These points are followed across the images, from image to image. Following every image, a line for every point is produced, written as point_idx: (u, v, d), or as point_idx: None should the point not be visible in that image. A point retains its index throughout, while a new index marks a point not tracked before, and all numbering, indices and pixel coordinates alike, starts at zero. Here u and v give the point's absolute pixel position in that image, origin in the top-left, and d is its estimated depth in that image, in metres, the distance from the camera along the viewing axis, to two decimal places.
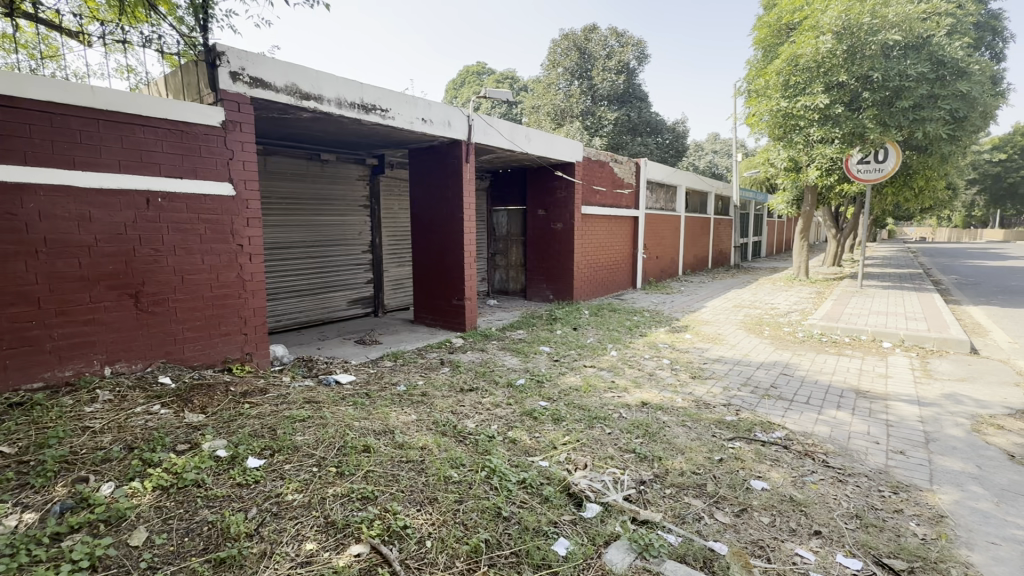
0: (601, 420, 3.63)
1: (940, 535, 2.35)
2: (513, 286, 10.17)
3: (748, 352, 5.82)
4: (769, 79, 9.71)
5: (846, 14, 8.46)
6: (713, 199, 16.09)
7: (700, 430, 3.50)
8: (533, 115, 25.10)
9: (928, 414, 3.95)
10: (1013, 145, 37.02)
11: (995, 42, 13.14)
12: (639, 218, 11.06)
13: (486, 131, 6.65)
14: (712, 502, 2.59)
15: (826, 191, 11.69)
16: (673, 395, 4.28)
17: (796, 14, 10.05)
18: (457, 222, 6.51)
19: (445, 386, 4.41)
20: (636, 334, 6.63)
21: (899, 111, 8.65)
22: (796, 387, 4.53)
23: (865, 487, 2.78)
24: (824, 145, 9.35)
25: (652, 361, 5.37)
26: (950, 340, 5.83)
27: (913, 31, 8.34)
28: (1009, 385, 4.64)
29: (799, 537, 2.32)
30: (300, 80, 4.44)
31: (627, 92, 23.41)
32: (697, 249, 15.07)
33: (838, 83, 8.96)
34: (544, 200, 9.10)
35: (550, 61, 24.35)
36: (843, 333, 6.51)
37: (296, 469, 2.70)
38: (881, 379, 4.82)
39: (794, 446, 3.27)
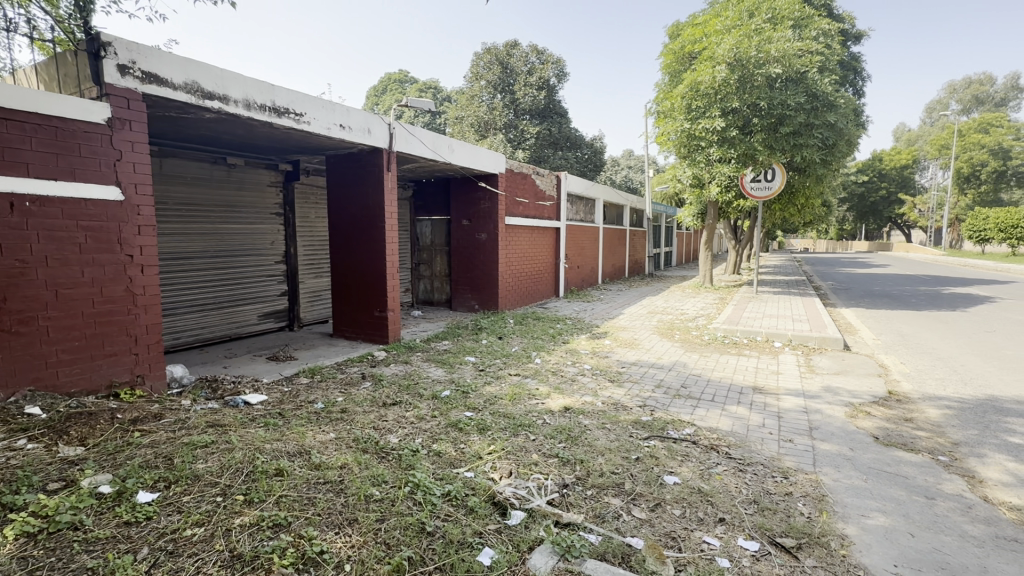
0: (525, 427, 3.69)
1: (822, 512, 2.65)
2: (437, 296, 10.05)
3: (661, 355, 6.20)
4: (674, 101, 10.54)
5: (737, 48, 9.42)
6: (628, 212, 17.05)
7: (618, 432, 3.66)
8: (457, 126, 25.23)
9: (812, 404, 4.44)
10: (873, 168, 43.01)
11: (856, 80, 15.36)
12: (560, 229, 11.44)
13: (408, 141, 6.56)
14: (629, 499, 2.72)
15: (726, 206, 12.86)
16: (594, 399, 4.45)
17: (696, 44, 11.01)
18: (379, 232, 6.34)
19: (366, 401, 4.25)
20: (559, 342, 6.83)
21: (782, 136, 9.76)
22: (703, 386, 4.91)
23: (761, 475, 3.05)
24: (722, 164, 10.35)
25: (574, 367, 5.56)
26: (828, 339, 6.63)
27: (792, 66, 9.38)
28: (874, 376, 5.36)
29: (706, 526, 2.50)
30: (202, 78, 4.12)
31: (548, 106, 24.24)
32: (614, 259, 15.85)
33: (732, 109, 9.91)
34: (467, 211, 9.13)
35: (472, 73, 24.65)
36: (742, 335, 7.15)
37: (196, 500, 2.47)
38: (774, 375, 5.37)
39: (701, 442, 3.52)
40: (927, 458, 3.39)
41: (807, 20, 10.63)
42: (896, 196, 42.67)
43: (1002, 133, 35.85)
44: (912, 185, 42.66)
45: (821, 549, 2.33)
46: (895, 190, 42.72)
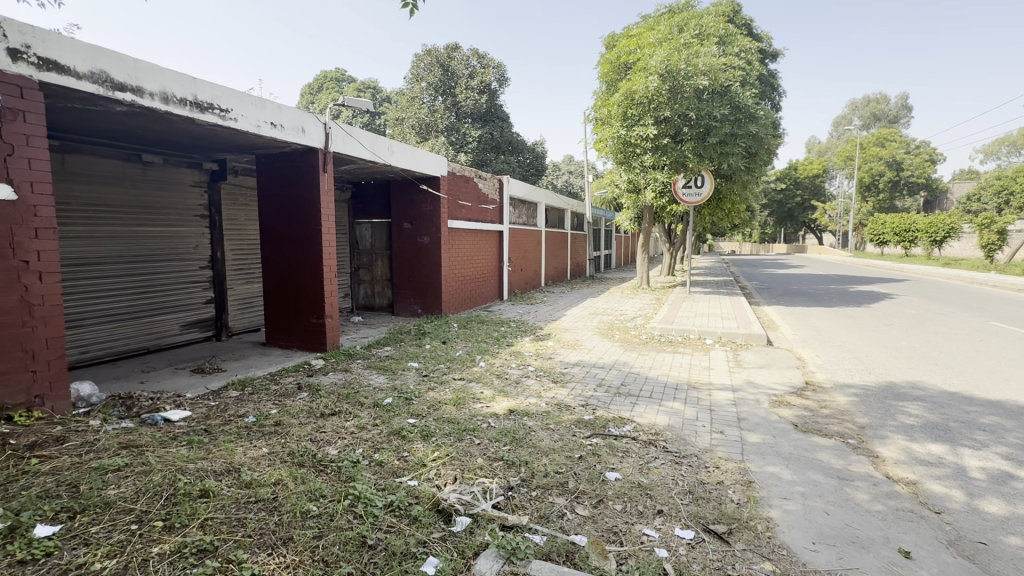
0: (470, 431, 3.66)
1: (749, 498, 2.82)
2: (378, 301, 9.78)
3: (602, 355, 6.38)
4: (611, 109, 10.91)
5: (668, 60, 9.90)
6: (569, 216, 17.44)
7: (561, 432, 3.73)
8: (397, 127, 24.78)
9: (739, 397, 4.74)
10: (790, 177, 46.64)
11: (774, 95, 16.65)
12: (503, 233, 11.50)
13: (345, 141, 6.35)
14: (573, 498, 2.77)
15: (661, 211, 13.48)
16: (538, 400, 4.50)
17: (631, 55, 11.48)
18: (314, 235, 6.08)
19: (303, 412, 4.05)
20: (503, 345, 6.85)
21: (709, 145, 10.39)
22: (641, 384, 5.10)
23: (695, 466, 3.21)
24: (656, 171, 10.85)
25: (519, 369, 5.61)
26: (753, 335, 7.11)
27: (718, 80, 10.01)
28: (793, 368, 5.80)
29: (645, 518, 2.59)
30: (111, 68, 3.77)
31: (490, 110, 24.38)
32: (557, 262, 16.16)
33: (664, 118, 10.41)
34: (409, 214, 8.97)
35: (412, 74, 24.37)
36: (677, 333, 7.52)
37: (107, 530, 2.24)
38: (706, 371, 5.68)
39: (641, 437, 3.65)
40: (838, 442, 3.71)
41: (730, 38, 11.37)
42: (810, 203, 46.62)
43: (894, 147, 40.19)
44: (823, 192, 46.77)
45: (749, 532, 2.48)
46: (808, 197, 46.68)
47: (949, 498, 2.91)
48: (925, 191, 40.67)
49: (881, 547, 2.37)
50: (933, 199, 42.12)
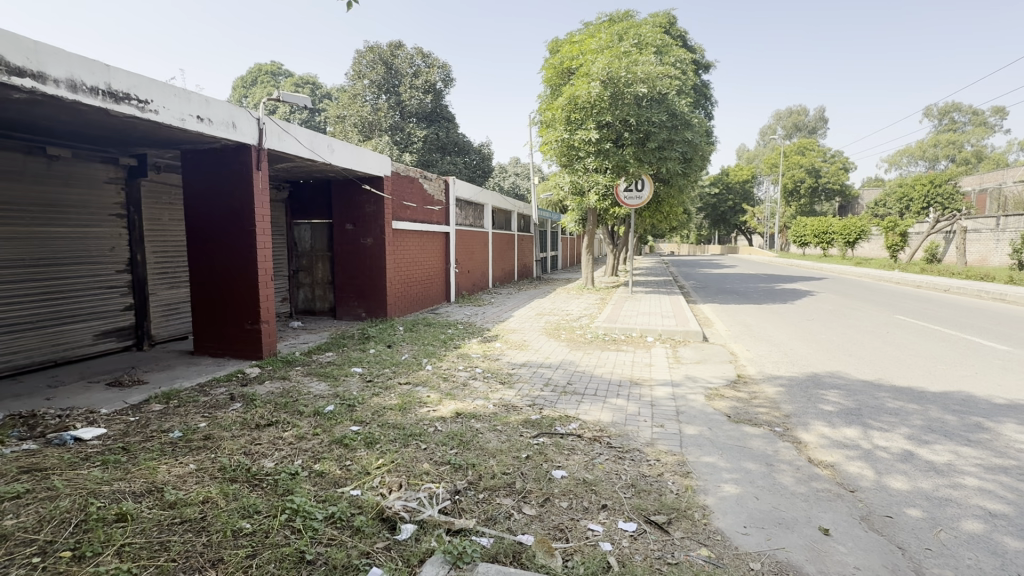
0: (416, 436, 3.59)
1: (687, 487, 2.95)
2: (319, 305, 9.41)
3: (549, 355, 6.46)
4: (555, 112, 11.09)
5: (609, 67, 10.18)
6: (516, 217, 17.58)
7: (508, 432, 3.74)
8: (339, 125, 24.05)
9: (678, 392, 4.96)
10: (723, 181, 49.46)
11: (707, 104, 17.61)
12: (449, 234, 11.40)
13: (282, 138, 6.07)
14: (520, 498, 2.78)
15: (604, 213, 13.87)
16: (485, 402, 4.49)
17: (574, 61, 11.75)
18: (248, 236, 5.75)
19: (236, 424, 3.82)
20: (450, 347, 6.79)
21: (648, 150, 10.82)
22: (586, 382, 5.22)
23: (638, 460, 3.32)
24: (598, 174, 11.15)
25: (466, 371, 5.57)
26: (690, 332, 7.47)
27: (656, 88, 10.43)
28: (726, 363, 6.15)
29: (590, 514, 2.64)
30: (9, 51, 3.37)
31: (435, 111, 24.20)
32: (504, 263, 16.23)
33: (606, 123, 10.72)
34: (351, 214, 8.70)
35: (354, 71, 23.79)
36: (620, 332, 7.76)
37: (2, 566, 2.00)
38: (647, 367, 5.89)
39: (586, 435, 3.73)
40: (767, 430, 3.96)
41: (666, 48, 11.89)
42: (740, 206, 49.64)
43: (813, 156, 43.63)
44: (751, 197, 49.97)
45: (687, 521, 2.59)
46: (739, 201, 49.72)
47: (861, 477, 3.18)
48: (839, 196, 44.40)
49: (804, 527, 2.56)
50: (847, 204, 46.01)
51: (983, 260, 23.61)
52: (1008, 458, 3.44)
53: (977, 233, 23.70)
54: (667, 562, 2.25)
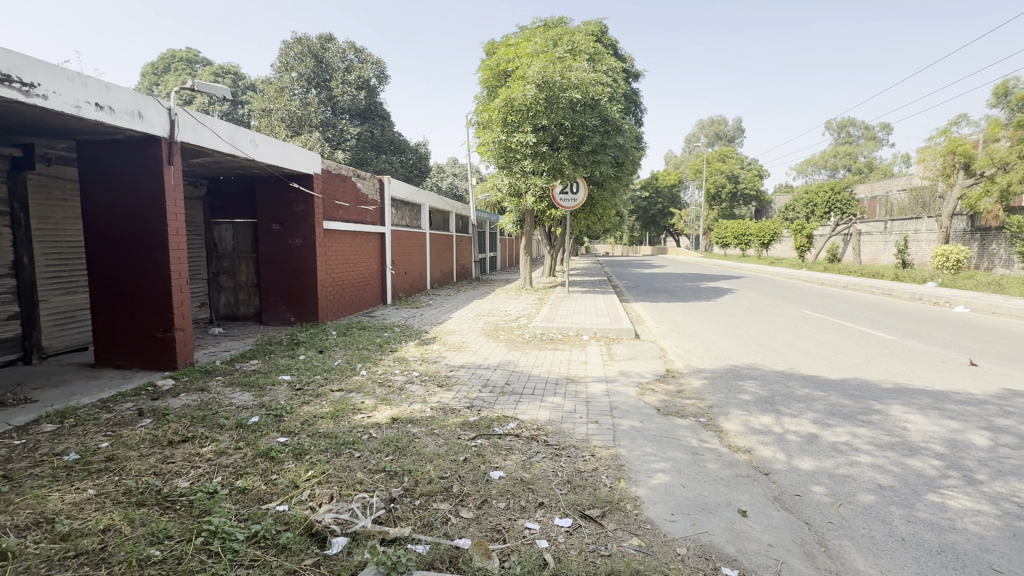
0: (349, 445, 3.45)
1: (620, 480, 3.06)
2: (242, 310, 8.82)
3: (487, 356, 6.46)
4: (492, 114, 11.11)
5: (544, 71, 10.36)
6: (454, 218, 17.44)
7: (446, 435, 3.69)
8: (264, 119, 22.74)
9: (612, 387, 5.13)
10: (653, 185, 51.88)
11: (637, 111, 18.43)
12: (385, 234, 11.10)
13: (197, 131, 5.62)
14: (458, 501, 2.76)
15: (541, 214, 14.10)
16: (422, 406, 4.41)
17: (510, 64, 11.85)
18: (158, 236, 5.28)
19: (146, 441, 3.49)
20: (386, 351, 6.60)
21: (583, 154, 11.14)
22: (524, 382, 5.26)
23: (573, 456, 3.39)
24: (535, 176, 11.29)
25: (402, 375, 5.45)
26: (623, 330, 7.76)
27: (589, 93, 10.74)
28: (656, 358, 6.44)
29: (527, 512, 2.67)
30: None
31: (369, 108, 23.55)
32: (442, 264, 16.04)
33: (542, 126, 10.91)
34: (277, 214, 8.24)
35: (281, 63, 22.64)
36: (557, 331, 7.91)
37: None
38: (583, 365, 6.05)
39: (523, 434, 3.76)
40: (693, 421, 4.19)
41: (598, 56, 12.30)
42: (669, 209, 52.36)
43: (732, 163, 46.87)
44: (678, 201, 52.83)
45: (619, 513, 2.68)
46: (667, 205, 52.39)
47: (775, 460, 3.45)
48: (755, 201, 48.01)
49: (724, 510, 2.73)
50: (762, 209, 49.88)
51: (874, 259, 26.51)
52: (894, 435, 3.88)
53: (869, 235, 26.57)
54: (601, 554, 2.31)
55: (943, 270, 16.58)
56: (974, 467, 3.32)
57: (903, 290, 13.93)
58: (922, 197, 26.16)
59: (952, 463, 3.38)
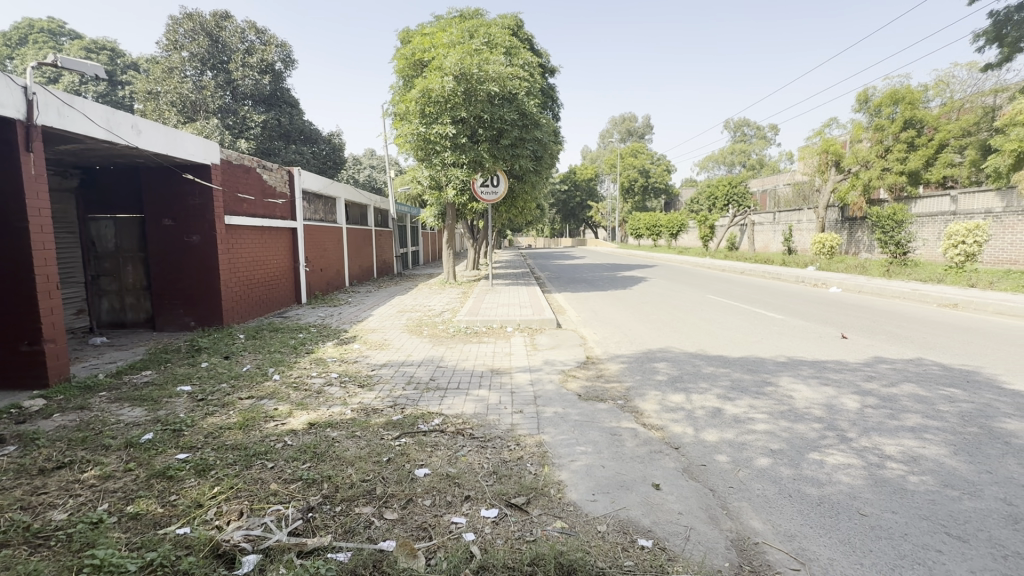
0: (261, 455, 3.23)
1: (545, 467, 3.14)
2: (131, 316, 7.89)
3: (410, 353, 6.32)
4: (409, 105, 10.82)
5: (461, 63, 10.27)
6: (372, 212, 16.81)
7: (368, 437, 3.57)
8: (150, 102, 20.44)
9: (536, 377, 5.24)
10: (571, 178, 53.34)
11: (554, 106, 18.87)
12: (297, 229, 10.45)
13: (63, 113, 4.92)
14: (382, 503, 2.68)
15: (462, 208, 14.01)
16: (342, 408, 4.23)
17: (426, 53, 11.60)
18: (18, 235, 4.56)
19: (10, 472, 3.02)
20: (302, 353, 6.24)
21: (502, 147, 11.23)
22: (449, 376, 5.23)
23: (498, 447, 3.43)
24: (456, 168, 11.15)
25: (320, 378, 5.18)
26: (545, 320, 7.96)
27: (506, 87, 10.81)
28: (577, 346, 6.68)
29: (454, 507, 2.66)
30: None
31: (273, 94, 22.05)
32: (361, 259, 15.42)
33: (460, 118, 10.81)
34: (170, 208, 7.45)
35: (168, 40, 20.50)
36: (481, 324, 7.93)
37: None
38: (507, 356, 6.13)
39: (448, 429, 3.74)
40: (611, 404, 4.40)
41: (515, 50, 12.40)
42: (586, 202, 54.31)
43: (643, 158, 49.46)
44: (595, 194, 54.94)
45: (543, 498, 2.76)
46: (585, 197, 54.25)
47: (684, 435, 3.72)
48: (665, 194, 51.10)
49: (640, 485, 2.90)
50: (671, 202, 53.26)
51: (767, 247, 29.42)
52: (784, 404, 4.34)
53: (762, 225, 29.39)
54: (526, 540, 2.36)
55: (821, 255, 18.74)
56: (847, 427, 3.80)
57: (789, 274, 15.59)
58: (803, 191, 29.38)
59: (829, 424, 3.85)
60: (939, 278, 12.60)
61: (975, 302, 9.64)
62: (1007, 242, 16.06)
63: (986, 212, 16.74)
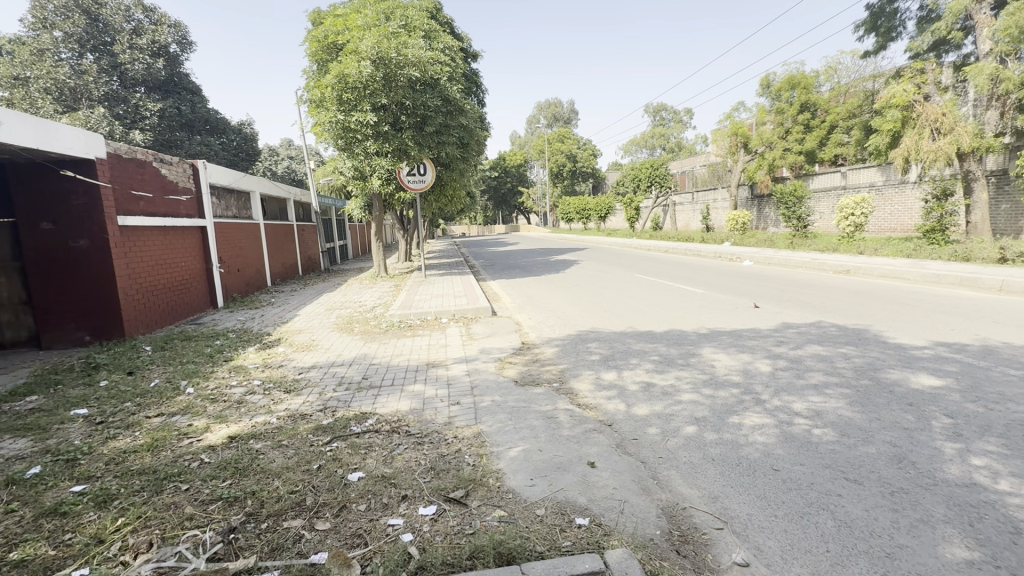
0: (175, 477, 2.96)
1: (483, 457, 3.12)
2: (9, 335, 6.93)
3: (341, 352, 6.06)
4: (324, 91, 10.21)
5: (378, 46, 9.82)
6: (293, 205, 15.86)
7: (296, 445, 3.38)
8: (18, 89, 17.87)
9: (472, 366, 5.21)
10: (501, 165, 53.21)
11: (478, 92, 18.70)
12: (207, 228, 9.62)
13: None
14: (313, 514, 2.55)
15: (389, 198, 13.54)
16: (267, 417, 3.97)
17: (340, 36, 11.00)
18: None
19: None
20: (220, 361, 5.79)
21: (427, 135, 10.99)
22: (383, 373, 5.07)
23: (436, 442, 3.37)
24: (379, 158, 10.74)
25: (241, 386, 4.83)
26: (480, 309, 7.94)
27: (428, 72, 10.52)
28: (513, 333, 6.72)
29: (390, 509, 2.58)
30: None
31: (170, 80, 20.20)
32: (283, 257, 14.52)
33: (381, 105, 10.41)
34: (49, 210, 6.62)
35: (36, 18, 17.97)
36: (415, 317, 7.75)
37: None
38: (443, 348, 6.04)
39: (383, 428, 3.62)
40: (547, 388, 4.46)
41: (434, 34, 12.07)
42: (517, 188, 54.62)
43: (570, 143, 50.42)
44: (526, 179, 55.39)
45: (482, 489, 2.75)
46: (516, 183, 54.47)
47: (617, 411, 3.86)
48: (593, 178, 52.46)
49: (576, 465, 2.97)
50: (598, 184, 54.73)
51: (687, 225, 31.13)
52: (706, 373, 4.62)
53: (682, 205, 31.05)
54: (465, 534, 2.34)
55: (735, 232, 20.16)
56: (761, 389, 4.11)
57: (708, 251, 16.63)
58: (717, 171, 31.32)
59: (745, 389, 4.15)
60: (834, 247, 13.93)
61: (864, 268, 10.77)
62: (888, 212, 18.08)
63: (870, 186, 18.67)
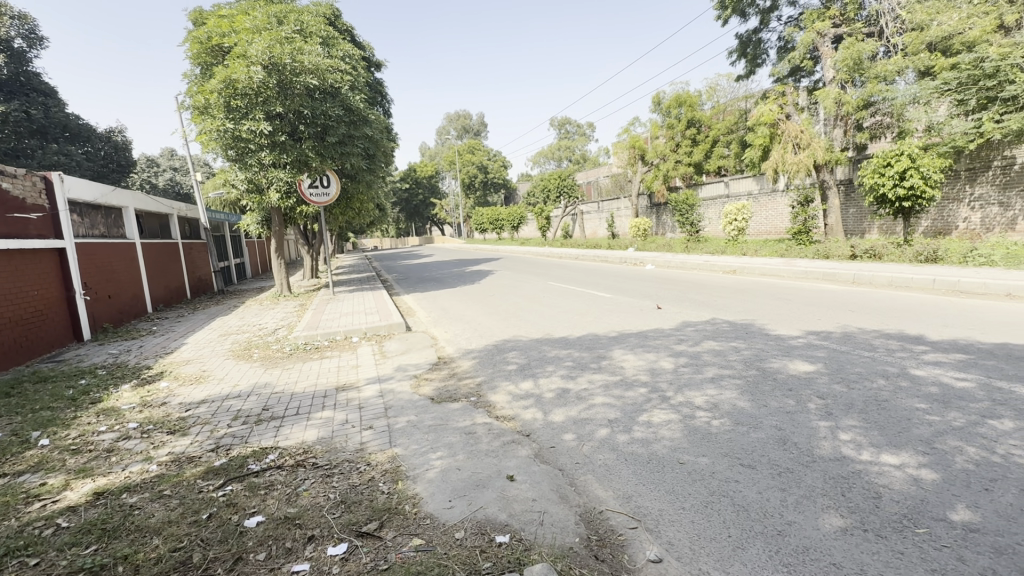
0: (20, 550, 2.47)
1: (398, 483, 2.97)
2: None
3: (238, 382, 5.52)
4: (208, 97, 9.36)
5: (269, 51, 9.19)
6: (177, 221, 14.31)
7: (182, 494, 2.98)
8: None
9: (385, 386, 4.98)
10: (412, 176, 52.34)
11: (383, 101, 18.25)
12: (67, 250, 8.36)
13: None
14: (201, 573, 2.25)
15: (291, 212, 12.72)
16: (145, 465, 3.47)
17: (226, 38, 10.16)
18: None
19: None
20: (85, 404, 4.99)
21: (329, 145, 10.48)
22: (287, 402, 4.67)
23: (347, 472, 3.16)
24: (277, 169, 10.06)
25: (113, 431, 4.20)
26: (393, 325, 7.68)
27: (327, 80, 10.04)
28: (428, 347, 6.55)
29: (295, 554, 2.35)
30: None
31: (15, 79, 17.60)
32: (167, 279, 13.02)
33: (275, 113, 9.76)
34: None
35: None
36: (323, 338, 7.30)
37: None
38: (354, 369, 5.73)
39: (287, 463, 3.32)
40: (465, 402, 4.38)
41: (333, 40, 11.59)
42: (429, 200, 54.05)
43: (480, 155, 51.00)
44: (437, 191, 54.98)
45: (398, 517, 2.60)
46: (427, 194, 53.85)
47: (534, 420, 3.88)
48: (504, 188, 53.42)
49: (496, 480, 2.93)
50: (510, 195, 55.84)
51: (595, 232, 32.75)
52: (616, 375, 4.82)
53: (589, 214, 32.63)
54: (378, 571, 2.19)
55: (637, 238, 21.54)
56: (665, 387, 4.37)
57: (614, 257, 17.57)
58: (619, 181, 33.35)
59: (652, 387, 4.38)
60: (722, 250, 15.37)
61: (747, 267, 11.99)
62: (764, 218, 20.36)
63: (748, 194, 20.90)
